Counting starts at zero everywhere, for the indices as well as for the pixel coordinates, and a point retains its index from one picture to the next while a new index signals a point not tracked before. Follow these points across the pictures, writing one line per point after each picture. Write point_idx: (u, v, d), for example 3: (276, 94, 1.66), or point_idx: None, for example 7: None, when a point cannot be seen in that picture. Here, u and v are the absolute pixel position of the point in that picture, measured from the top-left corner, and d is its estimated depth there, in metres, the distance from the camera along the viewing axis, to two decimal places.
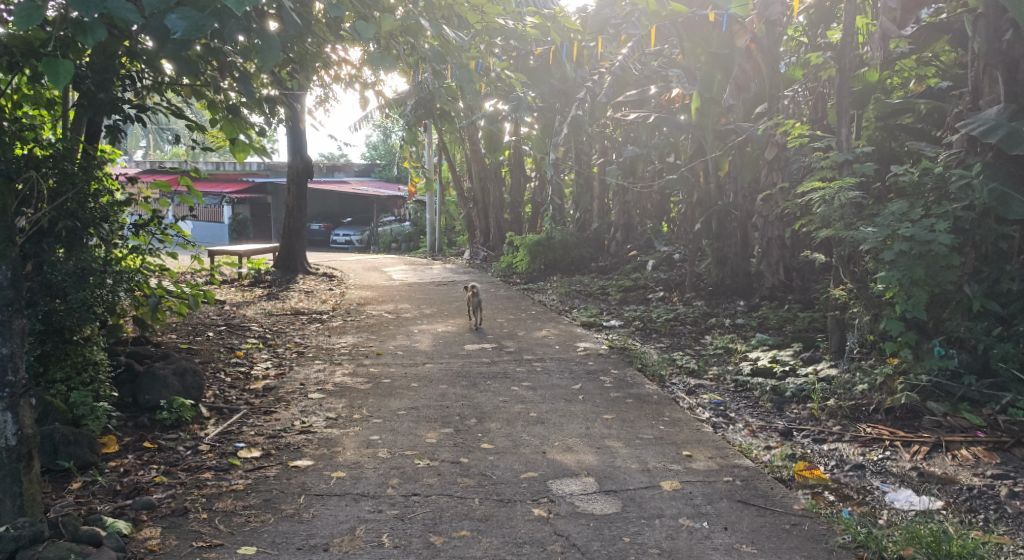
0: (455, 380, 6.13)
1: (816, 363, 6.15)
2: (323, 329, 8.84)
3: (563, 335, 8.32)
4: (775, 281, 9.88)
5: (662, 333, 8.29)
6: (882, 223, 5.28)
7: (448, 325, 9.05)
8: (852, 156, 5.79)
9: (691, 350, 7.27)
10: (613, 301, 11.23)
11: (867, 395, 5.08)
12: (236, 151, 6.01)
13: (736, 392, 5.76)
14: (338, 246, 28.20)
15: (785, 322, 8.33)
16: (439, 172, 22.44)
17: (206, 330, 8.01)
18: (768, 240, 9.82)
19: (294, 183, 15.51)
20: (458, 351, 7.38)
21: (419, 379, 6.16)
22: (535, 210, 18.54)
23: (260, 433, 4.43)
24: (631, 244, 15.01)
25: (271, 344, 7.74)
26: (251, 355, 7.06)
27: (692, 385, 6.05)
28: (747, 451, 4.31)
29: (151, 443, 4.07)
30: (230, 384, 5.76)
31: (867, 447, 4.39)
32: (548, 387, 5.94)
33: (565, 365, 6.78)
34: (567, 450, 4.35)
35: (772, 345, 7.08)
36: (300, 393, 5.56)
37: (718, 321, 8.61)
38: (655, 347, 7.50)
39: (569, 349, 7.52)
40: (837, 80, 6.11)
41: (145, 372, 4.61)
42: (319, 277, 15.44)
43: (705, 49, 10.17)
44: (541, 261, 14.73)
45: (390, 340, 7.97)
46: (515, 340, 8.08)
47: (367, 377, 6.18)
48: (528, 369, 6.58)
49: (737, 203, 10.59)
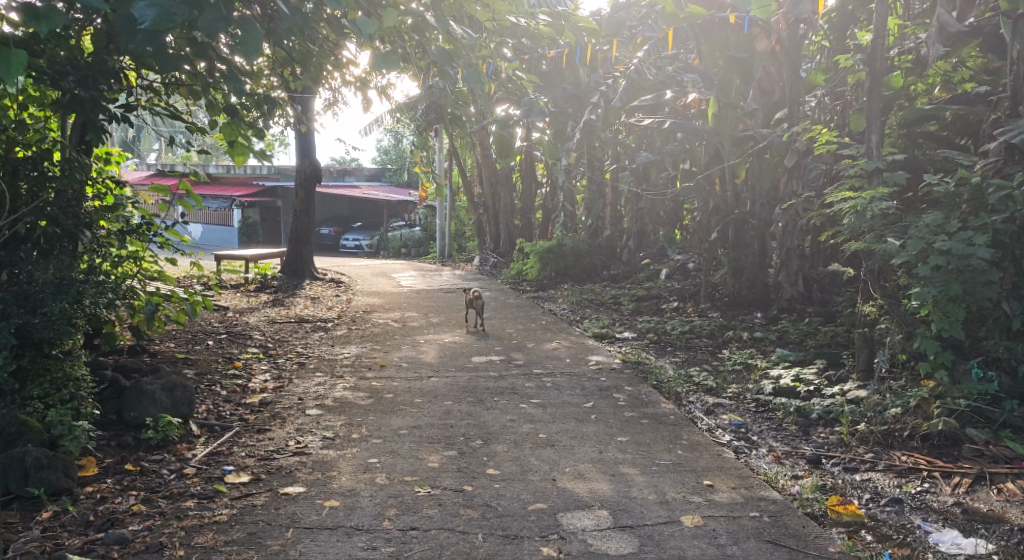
0: (461, 396, 5.85)
1: (842, 382, 5.82)
2: (326, 338, 8.58)
3: (574, 348, 8.01)
4: (793, 293, 9.54)
5: (678, 347, 7.98)
6: (916, 235, 4.95)
7: (456, 335, 8.77)
8: (883, 165, 5.46)
9: (709, 366, 6.94)
10: (626, 312, 10.91)
11: (900, 420, 4.76)
12: (234, 153, 5.76)
13: (758, 414, 5.44)
14: (347, 250, 27.98)
15: (806, 336, 8.01)
16: (449, 177, 22.19)
17: (205, 339, 7.75)
18: (787, 250, 9.50)
19: (302, 187, 15.28)
20: (465, 364, 7.09)
21: (423, 394, 5.88)
22: (546, 217, 18.26)
23: (251, 455, 4.15)
24: (644, 252, 14.70)
25: (271, 354, 7.47)
26: (250, 365, 6.80)
27: (711, 404, 5.74)
28: (773, 481, 4.01)
29: (133, 467, 3.80)
30: (225, 398, 5.50)
31: (903, 478, 4.07)
32: (559, 405, 5.64)
33: (576, 380, 6.48)
34: (578, 477, 4.05)
35: (794, 362, 6.75)
36: (297, 409, 5.29)
37: (736, 335, 8.28)
38: (671, 362, 7.18)
39: (581, 363, 7.21)
40: (866, 85, 5.79)
41: (132, 387, 4.36)
42: (326, 282, 15.22)
43: (723, 53, 9.95)
44: (552, 268, 14.45)
45: (394, 351, 7.70)
46: (525, 352, 7.78)
47: (369, 392, 5.90)
48: (539, 385, 6.28)
49: (755, 211, 10.26)
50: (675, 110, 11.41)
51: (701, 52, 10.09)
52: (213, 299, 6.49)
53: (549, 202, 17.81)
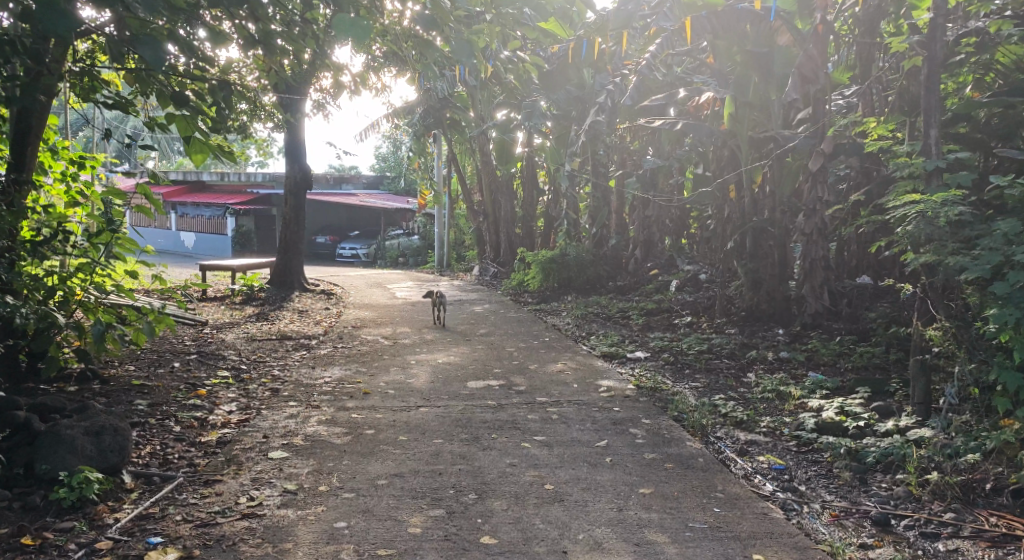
0: (455, 432, 5.05)
1: (897, 418, 5.01)
2: (307, 358, 7.77)
3: (582, 370, 7.21)
4: (818, 308, 8.74)
5: (697, 369, 7.17)
6: (993, 247, 4.17)
7: (451, 354, 7.96)
8: (945, 165, 4.70)
9: (736, 394, 6.13)
10: (636, 327, 10.09)
11: (980, 469, 3.96)
12: (192, 151, 4.75)
13: (801, 456, 4.64)
14: (344, 260, 27.11)
15: (839, 357, 7.19)
16: (448, 185, 21.52)
17: (170, 362, 6.94)
18: (812, 261, 8.76)
19: (292, 193, 14.48)
20: (460, 391, 6.28)
21: (409, 430, 5.07)
22: (548, 225, 17.48)
23: (189, 520, 3.37)
24: (652, 263, 13.91)
25: (243, 378, 6.65)
26: (216, 393, 5.98)
27: (743, 443, 4.95)
28: (838, 554, 3.22)
29: (31, 540, 3.03)
30: (177, 436, 4.71)
31: (1000, 550, 3.28)
32: (567, 444, 4.83)
33: (586, 411, 5.68)
34: (594, 548, 3.24)
35: (832, 391, 5.95)
36: (258, 450, 4.47)
37: (759, 355, 7.48)
38: (692, 389, 6.36)
39: (590, 390, 6.40)
40: (923, 73, 5.03)
41: (47, 433, 3.63)
42: (315, 294, 14.41)
43: (742, 48, 9.12)
44: (554, 279, 13.64)
45: (382, 375, 6.89)
46: (527, 375, 6.97)
47: (347, 428, 5.09)
48: (543, 418, 5.46)
49: (776, 219, 9.46)
50: (688, 110, 10.57)
51: (717, 47, 9.35)
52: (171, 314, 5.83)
53: (551, 210, 17.04)
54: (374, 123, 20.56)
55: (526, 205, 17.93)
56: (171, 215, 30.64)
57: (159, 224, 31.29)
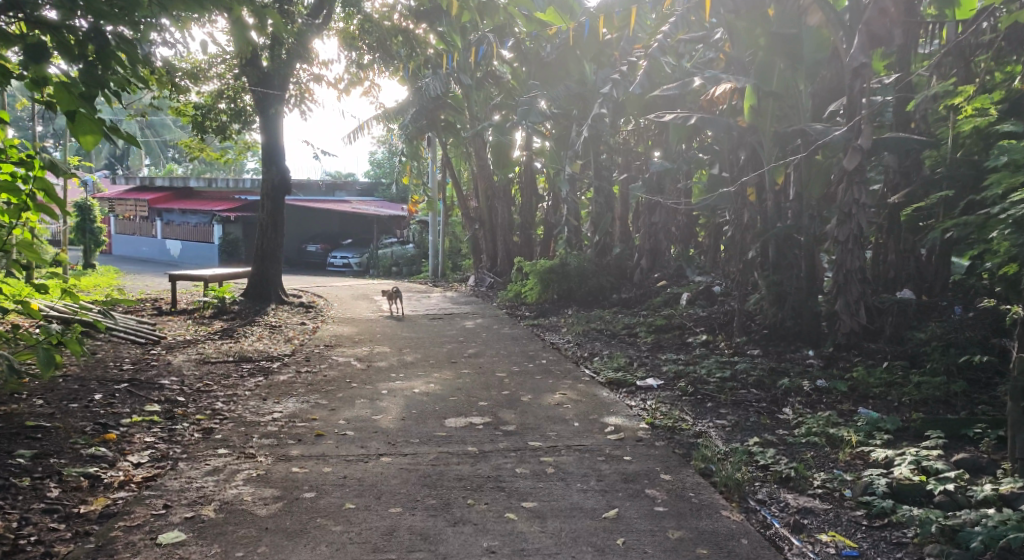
0: (420, 496, 3.89)
1: (993, 480, 3.87)
2: (261, 386, 6.60)
3: (584, 404, 6.03)
4: (856, 327, 7.54)
5: (721, 403, 6.00)
6: None
7: (430, 382, 6.78)
8: None
9: (774, 437, 4.97)
10: (645, 347, 8.92)
11: None
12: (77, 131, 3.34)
13: (878, 536, 3.48)
14: (336, 269, 25.88)
15: (890, 388, 6.03)
16: (444, 191, 20.44)
17: (89, 395, 5.80)
18: (846, 273, 7.60)
19: (270, 197, 13.30)
20: (434, 433, 5.12)
21: (361, 493, 3.91)
22: (548, 233, 16.36)
23: None
24: (659, 272, 12.69)
25: (173, 414, 5.47)
26: (128, 436, 4.81)
27: (794, 512, 3.80)
28: None
29: None
30: (49, 505, 3.57)
31: None
32: (564, 515, 3.68)
33: (589, 463, 4.51)
34: None
35: (894, 437, 4.78)
36: (145, 531, 3.32)
37: (793, 383, 6.32)
38: (718, 432, 5.18)
39: (595, 431, 5.24)
40: None
41: None
42: (294, 308, 13.22)
43: (765, 29, 8.07)
44: (554, 290, 12.46)
45: (345, 411, 5.72)
46: (517, 410, 5.81)
47: (282, 488, 3.93)
48: (535, 474, 4.29)
49: (803, 225, 8.31)
50: (701, 105, 9.44)
51: (736, 30, 8.27)
52: (82, 338, 4.83)
53: (550, 217, 15.97)
54: (364, 126, 19.49)
55: (524, 213, 16.75)
56: (157, 223, 29.64)
57: (145, 232, 30.23)
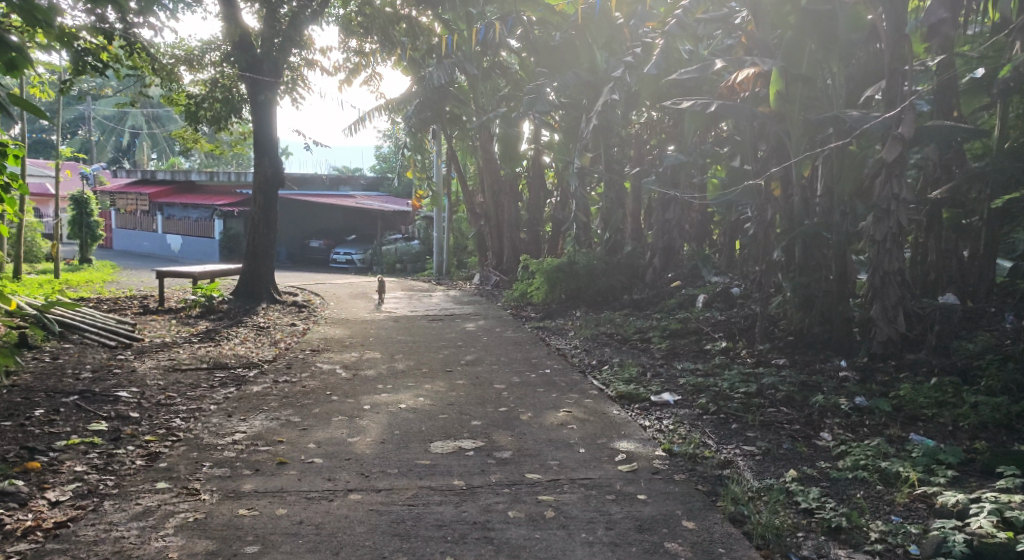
0: (387, 552, 3.16)
1: None
2: (229, 400, 5.88)
3: (591, 424, 5.28)
4: (895, 336, 6.76)
5: (748, 426, 5.23)
6: None
7: (419, 396, 6.05)
8: None
9: (813, 472, 4.22)
10: (659, 354, 8.15)
11: None
12: None
13: None
14: (338, 266, 25.15)
15: (942, 409, 5.25)
16: (449, 185, 19.69)
17: (29, 410, 5.10)
18: (885, 276, 6.82)
19: (261, 190, 12.57)
20: (416, 462, 4.39)
21: (318, 547, 3.19)
22: (556, 230, 15.59)
23: None
24: (673, 272, 11.89)
25: (119, 435, 4.76)
26: (56, 465, 4.10)
27: None
28: None
29: None
30: None
31: None
32: None
33: (596, 503, 3.77)
34: None
35: (960, 475, 4.02)
36: None
37: (829, 402, 5.55)
38: (747, 464, 4.41)
39: (603, 460, 4.49)
40: None
41: None
42: (286, 307, 12.51)
43: (794, 7, 7.41)
44: (562, 290, 11.72)
45: (317, 431, 5.00)
46: (514, 432, 5.06)
47: (219, 540, 3.22)
48: (531, 520, 3.55)
49: (835, 222, 7.53)
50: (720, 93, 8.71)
51: (763, 9, 7.58)
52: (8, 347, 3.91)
53: (558, 212, 15.17)
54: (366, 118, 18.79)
55: (531, 208, 15.99)
56: (158, 217, 29.06)
57: (146, 226, 29.67)
